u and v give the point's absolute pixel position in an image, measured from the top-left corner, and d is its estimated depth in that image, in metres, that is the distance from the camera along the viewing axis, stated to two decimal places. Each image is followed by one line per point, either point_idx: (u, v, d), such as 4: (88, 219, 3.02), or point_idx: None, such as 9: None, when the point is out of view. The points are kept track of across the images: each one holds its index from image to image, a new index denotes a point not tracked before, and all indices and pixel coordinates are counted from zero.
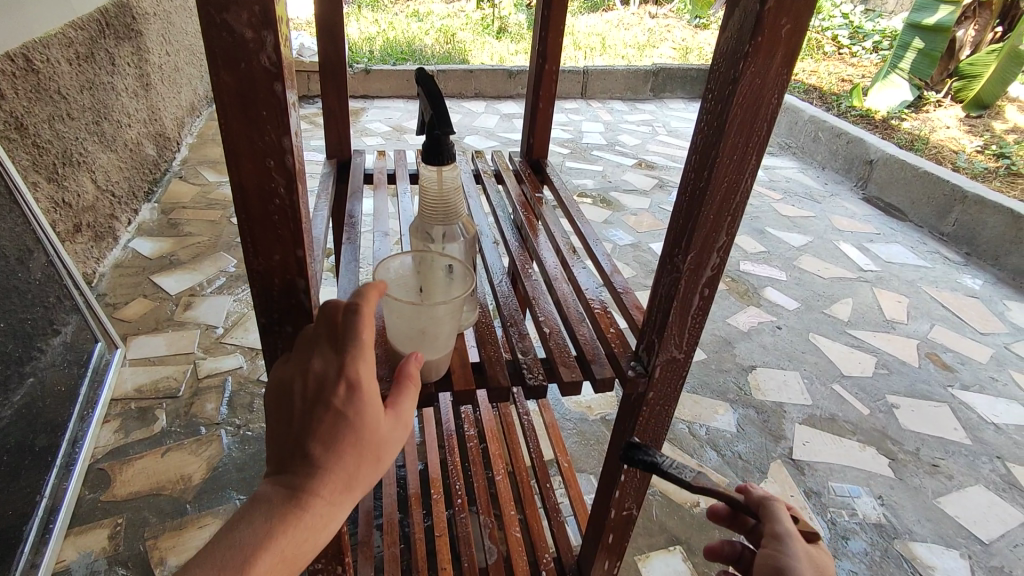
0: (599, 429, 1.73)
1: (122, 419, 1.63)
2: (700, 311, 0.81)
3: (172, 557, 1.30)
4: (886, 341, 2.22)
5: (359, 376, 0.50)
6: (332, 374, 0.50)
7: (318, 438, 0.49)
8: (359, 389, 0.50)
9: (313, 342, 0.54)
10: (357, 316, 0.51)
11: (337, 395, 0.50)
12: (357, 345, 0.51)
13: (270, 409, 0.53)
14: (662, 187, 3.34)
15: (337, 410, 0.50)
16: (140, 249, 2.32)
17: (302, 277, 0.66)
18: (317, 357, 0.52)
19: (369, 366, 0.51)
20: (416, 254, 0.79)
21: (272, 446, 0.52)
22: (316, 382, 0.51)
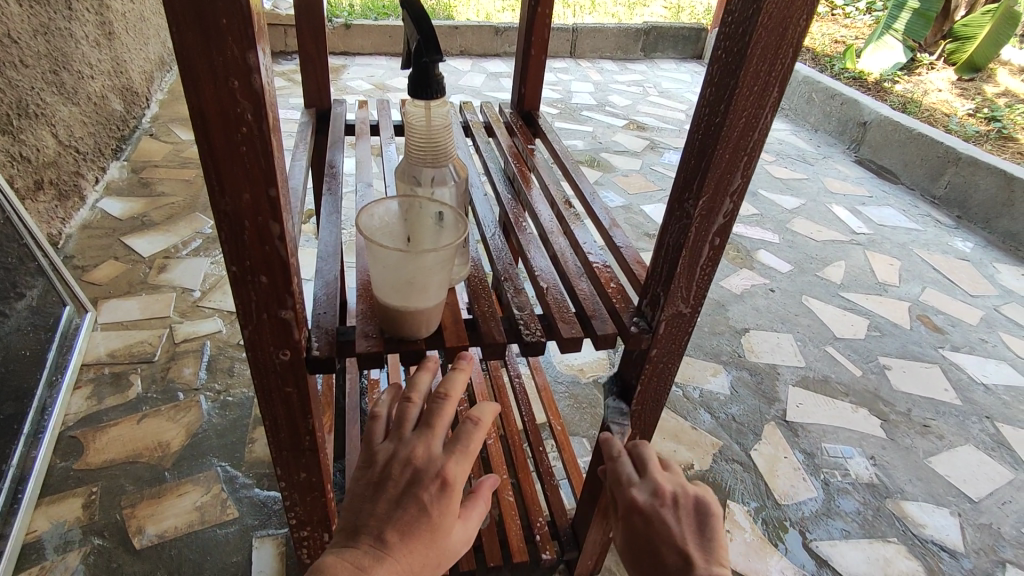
0: (592, 393, 1.70)
1: (95, 385, 1.56)
2: (709, 263, 0.76)
3: (151, 525, 1.25)
4: (878, 303, 2.20)
5: (453, 478, 0.60)
6: (431, 469, 0.60)
7: (400, 524, 0.56)
8: (449, 490, 0.59)
9: (417, 432, 0.63)
10: (469, 427, 0.63)
11: (428, 489, 0.58)
12: (460, 451, 0.61)
13: (357, 483, 0.61)
14: (654, 149, 3.27)
15: (425, 502, 0.58)
16: (109, 209, 2.21)
17: (276, 221, 0.59)
18: (422, 446, 0.61)
19: (465, 472, 0.61)
20: (403, 200, 0.73)
21: (351, 518, 0.58)
22: (411, 473, 0.60)
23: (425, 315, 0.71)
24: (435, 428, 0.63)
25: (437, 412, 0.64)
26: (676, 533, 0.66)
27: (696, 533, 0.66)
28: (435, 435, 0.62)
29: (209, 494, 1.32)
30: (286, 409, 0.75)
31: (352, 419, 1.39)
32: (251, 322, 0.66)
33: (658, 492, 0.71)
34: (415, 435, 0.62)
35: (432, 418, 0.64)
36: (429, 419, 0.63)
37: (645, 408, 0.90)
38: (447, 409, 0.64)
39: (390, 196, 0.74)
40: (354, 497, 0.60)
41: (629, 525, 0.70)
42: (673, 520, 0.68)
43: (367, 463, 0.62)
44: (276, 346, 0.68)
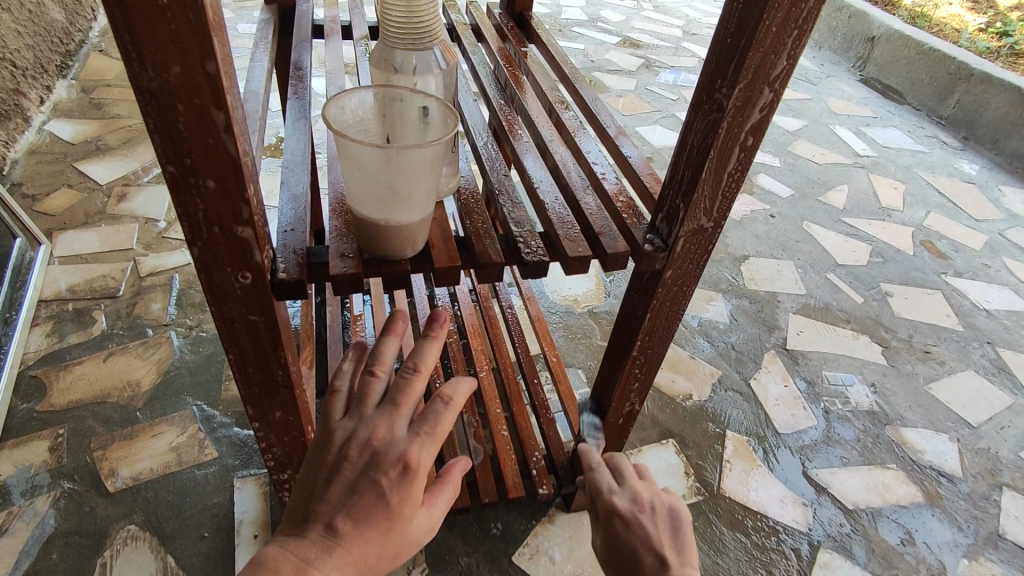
0: (587, 323, 1.63)
1: (55, 322, 1.44)
2: (739, 169, 0.65)
3: (124, 468, 1.17)
4: (881, 228, 2.13)
5: (416, 464, 0.53)
6: (393, 452, 0.53)
7: (353, 512, 0.51)
8: (411, 477, 0.53)
9: (380, 410, 0.56)
10: (438, 408, 0.56)
11: (388, 475, 0.52)
12: (426, 433, 0.55)
13: (310, 464, 0.55)
14: (650, 67, 3.07)
15: (383, 489, 0.52)
16: (58, 133, 2.01)
17: (220, 109, 0.46)
18: (383, 427, 0.55)
19: (431, 458, 0.54)
20: (380, 92, 0.61)
21: (299, 502, 0.53)
22: (372, 453, 0.53)
23: (408, 231, 0.61)
24: (401, 407, 0.56)
25: (405, 386, 0.57)
26: (651, 533, 0.69)
27: (673, 538, 0.69)
28: (399, 415, 0.56)
29: (184, 434, 1.24)
30: (253, 342, 0.65)
31: (334, 353, 1.30)
32: (200, 238, 0.54)
33: (637, 499, 0.74)
34: (378, 414, 0.56)
35: (399, 394, 0.56)
36: (395, 396, 0.57)
37: (654, 336, 0.82)
38: (417, 385, 0.57)
39: (364, 85, 0.61)
40: (305, 477, 0.55)
41: (608, 530, 0.72)
42: (650, 523, 0.70)
43: (322, 440, 0.56)
44: (234, 267, 0.57)
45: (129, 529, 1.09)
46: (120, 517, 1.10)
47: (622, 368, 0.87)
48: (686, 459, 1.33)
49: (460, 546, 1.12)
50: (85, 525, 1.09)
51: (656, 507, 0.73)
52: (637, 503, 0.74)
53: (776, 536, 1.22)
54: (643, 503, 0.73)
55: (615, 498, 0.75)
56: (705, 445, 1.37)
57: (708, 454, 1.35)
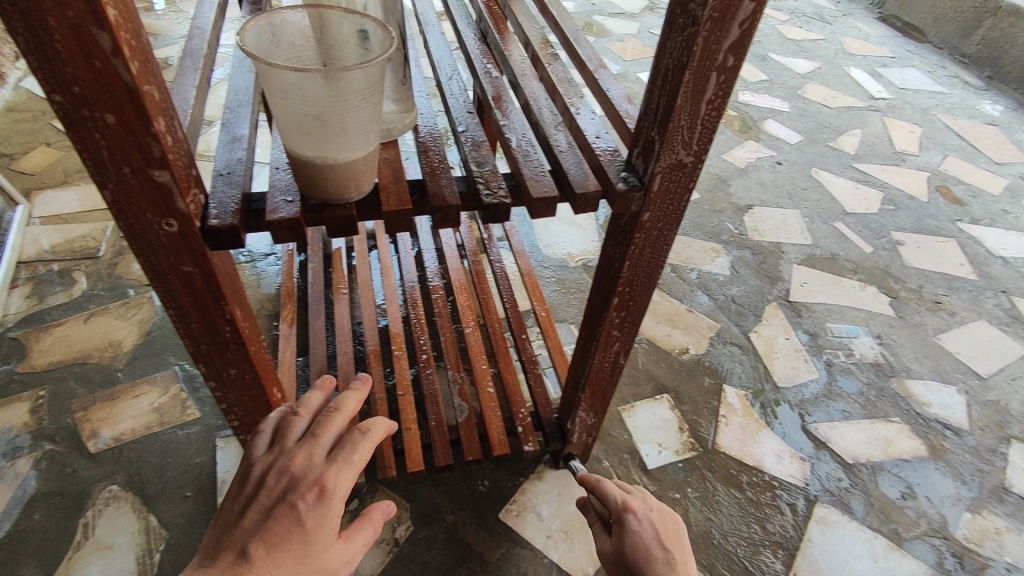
0: (581, 277, 1.57)
1: (35, 283, 1.42)
2: (719, 95, 0.58)
3: (106, 429, 1.16)
4: (895, 174, 2.03)
5: (333, 487, 0.52)
6: (309, 476, 0.53)
7: (266, 538, 0.49)
8: (329, 499, 0.52)
9: (300, 441, 0.56)
10: (360, 436, 0.56)
11: (304, 498, 0.51)
12: (344, 457, 0.54)
13: (227, 502, 0.54)
14: (653, 10, 2.91)
15: (299, 512, 0.51)
16: (36, 90, 1.95)
17: (102, 28, 0.40)
18: (301, 454, 0.55)
19: (349, 482, 0.54)
20: (312, 13, 0.54)
21: (213, 536, 0.51)
22: (291, 480, 0.53)
23: (350, 170, 0.55)
24: (321, 436, 0.56)
25: (325, 421, 0.58)
26: (657, 531, 0.70)
27: (670, 536, 0.70)
28: (320, 444, 0.56)
29: (167, 395, 1.22)
30: (191, 294, 0.60)
31: (315, 311, 1.26)
32: (110, 180, 0.49)
33: (648, 501, 0.75)
34: (297, 444, 0.56)
35: (319, 426, 0.57)
36: (316, 428, 0.57)
37: (635, 287, 0.77)
38: (337, 421, 0.58)
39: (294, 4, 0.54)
40: (219, 515, 0.53)
41: (620, 528, 0.71)
42: (655, 521, 0.71)
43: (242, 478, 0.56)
44: (154, 213, 0.52)
45: (111, 489, 1.08)
46: (101, 478, 1.09)
47: (602, 324, 0.82)
48: (680, 414, 1.30)
49: (446, 504, 1.10)
50: (67, 486, 1.08)
51: (662, 512, 0.73)
52: (646, 506, 0.73)
53: (772, 491, 1.19)
54: (649, 506, 0.74)
55: (627, 499, 0.74)
56: (701, 400, 1.33)
57: (703, 409, 1.31)
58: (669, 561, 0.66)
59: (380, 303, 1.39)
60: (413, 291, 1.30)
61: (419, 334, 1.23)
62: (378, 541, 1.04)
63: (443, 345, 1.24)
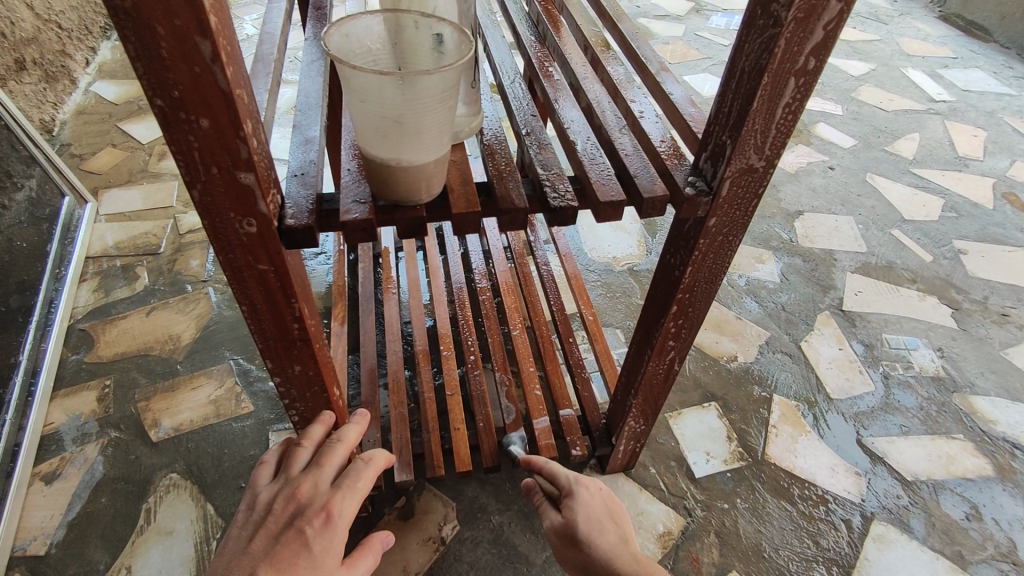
0: (627, 282, 1.56)
1: (101, 277, 1.49)
2: (796, 99, 0.57)
3: (166, 418, 1.20)
4: (957, 180, 1.94)
5: (337, 514, 0.60)
6: (316, 504, 0.61)
7: (277, 562, 0.56)
8: (333, 525, 0.60)
9: (306, 470, 0.65)
10: (361, 466, 0.66)
11: (312, 523, 0.59)
12: (348, 485, 0.63)
13: (234, 527, 0.61)
14: (700, 11, 2.86)
15: (306, 537, 0.58)
16: (103, 93, 2.05)
17: (204, 33, 0.42)
18: (308, 482, 0.63)
19: (351, 509, 0.62)
20: (389, 17, 0.55)
21: (221, 562, 0.58)
22: (298, 508, 0.61)
23: (423, 171, 0.56)
24: (325, 466, 0.65)
25: (327, 453, 0.67)
26: (605, 506, 0.79)
27: (615, 514, 0.78)
28: (324, 473, 0.64)
29: (222, 388, 1.26)
30: (264, 291, 0.62)
31: (366, 310, 1.28)
32: (198, 180, 0.51)
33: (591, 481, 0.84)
34: (304, 472, 0.64)
35: (323, 456, 0.66)
36: (320, 458, 0.66)
37: (696, 294, 0.76)
38: (340, 451, 0.67)
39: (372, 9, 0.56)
40: (229, 540, 0.60)
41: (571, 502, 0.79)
42: (601, 498, 0.80)
43: (252, 504, 0.63)
44: (236, 213, 0.54)
45: (172, 477, 1.12)
46: (163, 466, 1.14)
47: (659, 329, 0.81)
48: (729, 423, 1.27)
49: (492, 505, 1.11)
50: (130, 472, 1.12)
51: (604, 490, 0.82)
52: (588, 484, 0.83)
53: (826, 505, 1.15)
54: (592, 484, 0.83)
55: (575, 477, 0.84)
56: (750, 409, 1.30)
57: (753, 419, 1.28)
58: (622, 533, 0.75)
59: (426, 304, 1.41)
60: (461, 292, 1.31)
61: (467, 335, 1.24)
62: (425, 539, 1.05)
63: (490, 346, 1.24)
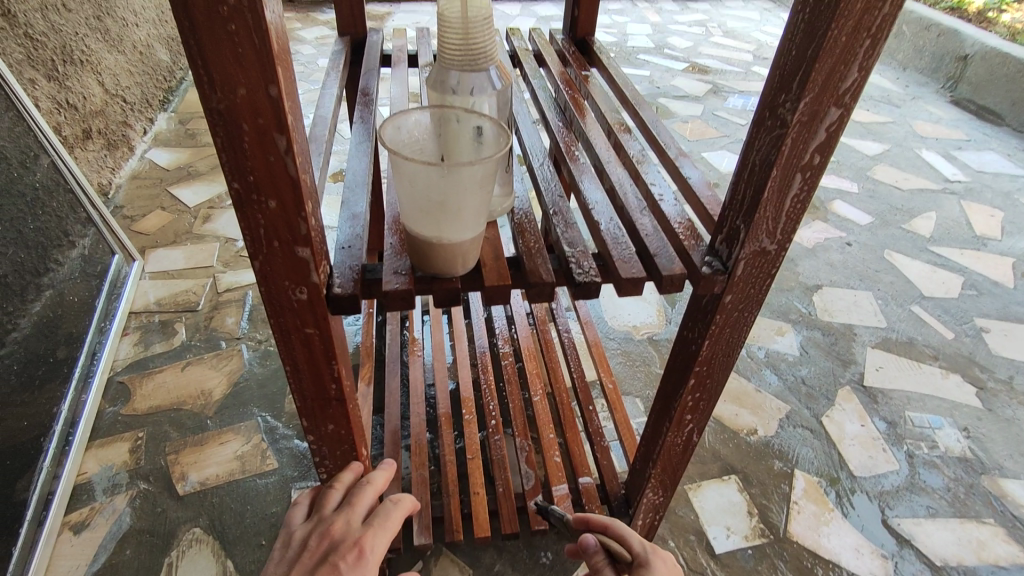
0: (646, 351, 1.58)
1: (142, 332, 1.56)
2: (804, 191, 0.62)
3: (194, 472, 1.24)
4: (975, 259, 1.96)
5: (367, 550, 0.66)
6: (348, 540, 0.66)
7: None
8: (364, 560, 0.65)
9: (338, 510, 0.71)
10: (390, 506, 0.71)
11: (346, 558, 0.64)
12: (378, 524, 0.69)
13: (274, 566, 0.68)
14: (718, 93, 3.01)
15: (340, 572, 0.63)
16: (157, 160, 2.21)
17: (282, 130, 0.49)
18: (340, 520, 0.68)
19: (380, 546, 0.68)
20: (435, 112, 0.63)
21: None
22: (332, 544, 0.66)
23: (461, 248, 0.61)
24: (356, 506, 0.71)
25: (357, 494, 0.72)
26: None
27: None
28: (355, 512, 0.70)
29: (249, 443, 1.30)
30: (307, 354, 0.67)
31: (392, 371, 1.32)
32: (260, 252, 0.57)
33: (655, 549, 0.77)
34: (336, 512, 0.70)
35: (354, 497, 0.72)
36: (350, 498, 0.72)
37: (714, 367, 0.79)
38: (369, 493, 0.72)
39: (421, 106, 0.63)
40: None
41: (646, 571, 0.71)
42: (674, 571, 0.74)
43: (289, 542, 0.69)
44: (290, 282, 0.59)
45: (195, 532, 1.14)
46: (187, 519, 1.16)
47: (676, 400, 0.84)
48: (749, 497, 1.26)
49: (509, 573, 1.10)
50: (155, 525, 1.15)
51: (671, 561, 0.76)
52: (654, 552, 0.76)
53: None
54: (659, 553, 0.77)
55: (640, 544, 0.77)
56: (771, 484, 1.28)
57: (774, 493, 1.27)
58: None
59: (449, 367, 1.44)
60: (484, 356, 1.35)
61: (488, 399, 1.26)
62: None
63: (511, 411, 1.26)
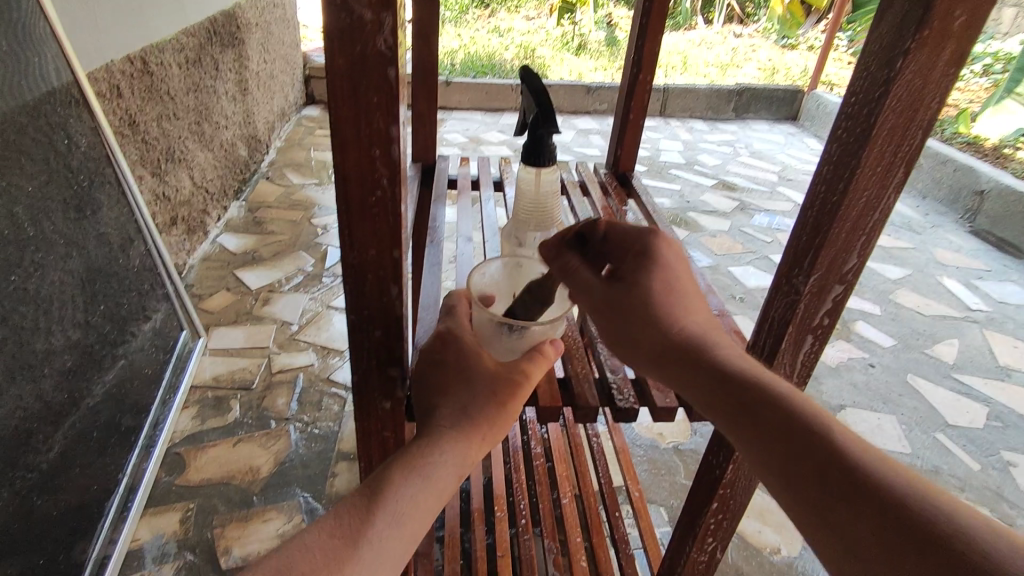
0: (672, 460, 1.64)
1: (199, 406, 1.68)
2: (817, 344, 0.74)
3: (237, 548, 1.30)
4: (1000, 389, 2.00)
5: (505, 413, 0.63)
6: (488, 395, 0.62)
7: (457, 422, 0.61)
8: (503, 413, 0.63)
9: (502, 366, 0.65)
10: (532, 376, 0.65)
11: (486, 411, 0.62)
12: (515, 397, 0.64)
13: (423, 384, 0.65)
14: (744, 210, 3.20)
15: (481, 411, 0.62)
16: (227, 244, 2.44)
17: (395, 283, 0.63)
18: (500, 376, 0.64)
19: (516, 407, 0.64)
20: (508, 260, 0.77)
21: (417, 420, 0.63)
22: (465, 405, 0.62)
23: None
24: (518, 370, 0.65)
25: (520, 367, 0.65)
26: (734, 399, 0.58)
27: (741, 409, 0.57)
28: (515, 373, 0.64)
29: (290, 523, 1.36)
30: (381, 455, 0.77)
31: None
32: (361, 368, 0.69)
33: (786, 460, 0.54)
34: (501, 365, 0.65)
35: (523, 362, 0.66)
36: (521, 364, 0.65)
37: (736, 488, 0.88)
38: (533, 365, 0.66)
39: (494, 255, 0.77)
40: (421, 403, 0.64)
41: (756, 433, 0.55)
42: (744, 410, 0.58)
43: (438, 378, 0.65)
44: (380, 393, 0.71)
45: None
46: None
47: (701, 520, 0.92)
48: None
49: None
50: None
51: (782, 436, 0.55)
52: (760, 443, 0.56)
53: None
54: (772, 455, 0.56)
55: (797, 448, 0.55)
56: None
57: None
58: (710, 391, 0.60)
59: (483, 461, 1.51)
60: (517, 455, 1.43)
61: (519, 498, 1.33)
62: None
63: (541, 512, 1.32)
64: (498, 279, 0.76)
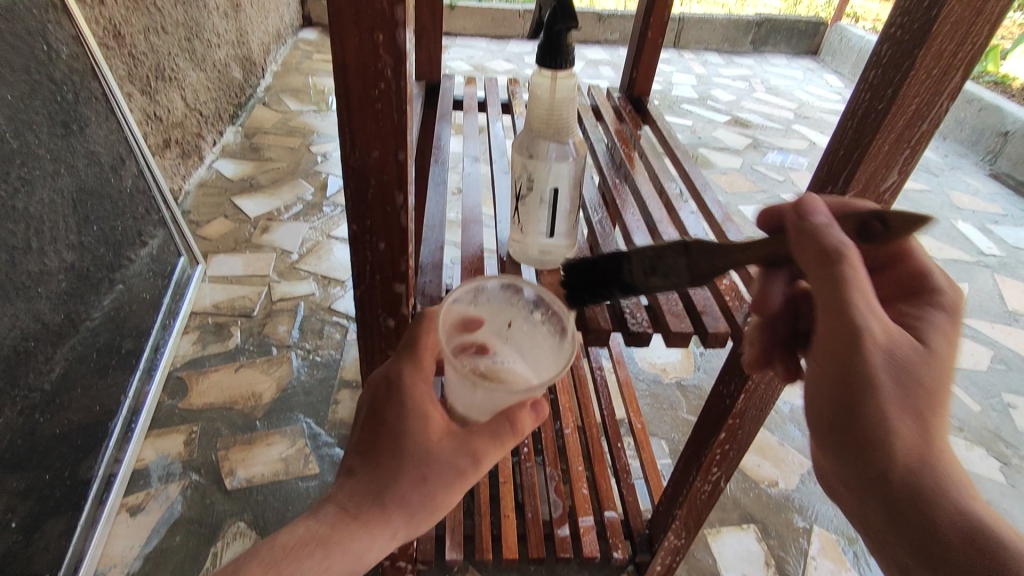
0: (674, 395, 1.64)
1: (200, 332, 1.67)
2: None
3: (241, 469, 1.31)
4: (1007, 333, 1.98)
5: (431, 499, 0.58)
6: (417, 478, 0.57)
7: (362, 507, 0.56)
8: (425, 501, 0.58)
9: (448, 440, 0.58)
10: (476, 463, 0.58)
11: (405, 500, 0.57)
12: (446, 484, 0.58)
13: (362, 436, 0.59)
14: (757, 147, 3.09)
15: (399, 498, 0.57)
16: (223, 171, 2.36)
17: (400, 190, 0.58)
18: (439, 459, 0.57)
19: (443, 496, 0.58)
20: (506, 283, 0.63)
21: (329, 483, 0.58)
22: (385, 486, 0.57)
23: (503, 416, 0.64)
24: (462, 454, 0.58)
25: (461, 452, 0.58)
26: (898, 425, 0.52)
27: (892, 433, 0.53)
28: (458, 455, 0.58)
29: (293, 447, 1.37)
30: None
31: None
32: (364, 283, 0.65)
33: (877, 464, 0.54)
34: (449, 440, 0.58)
35: (475, 443, 0.58)
36: (469, 443, 0.58)
37: (744, 419, 0.87)
38: (487, 446, 0.59)
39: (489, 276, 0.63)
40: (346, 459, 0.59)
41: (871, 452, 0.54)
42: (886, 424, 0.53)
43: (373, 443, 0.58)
44: (384, 310, 0.68)
45: (239, 525, 1.21)
46: (232, 513, 1.23)
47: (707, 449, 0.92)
48: (766, 548, 1.30)
49: None
50: (203, 515, 1.22)
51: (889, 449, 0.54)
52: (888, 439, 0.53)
53: None
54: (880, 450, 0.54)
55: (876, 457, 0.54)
56: (788, 534, 1.33)
57: (791, 546, 1.31)
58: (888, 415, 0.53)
59: None
60: None
61: None
62: None
63: (543, 441, 1.33)
64: (496, 308, 0.63)
